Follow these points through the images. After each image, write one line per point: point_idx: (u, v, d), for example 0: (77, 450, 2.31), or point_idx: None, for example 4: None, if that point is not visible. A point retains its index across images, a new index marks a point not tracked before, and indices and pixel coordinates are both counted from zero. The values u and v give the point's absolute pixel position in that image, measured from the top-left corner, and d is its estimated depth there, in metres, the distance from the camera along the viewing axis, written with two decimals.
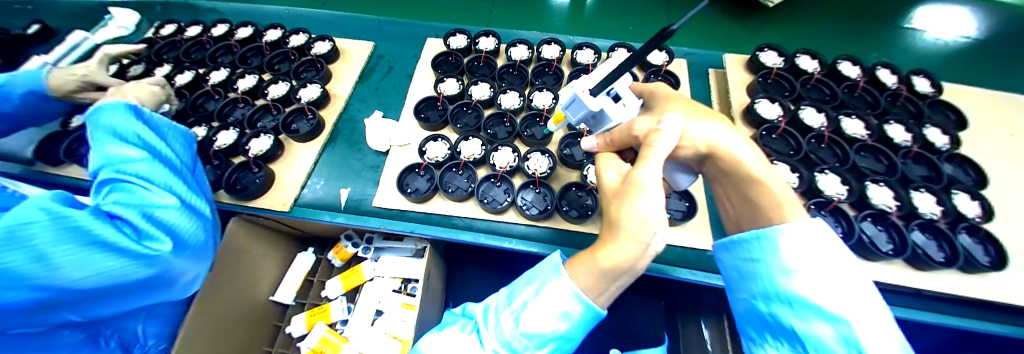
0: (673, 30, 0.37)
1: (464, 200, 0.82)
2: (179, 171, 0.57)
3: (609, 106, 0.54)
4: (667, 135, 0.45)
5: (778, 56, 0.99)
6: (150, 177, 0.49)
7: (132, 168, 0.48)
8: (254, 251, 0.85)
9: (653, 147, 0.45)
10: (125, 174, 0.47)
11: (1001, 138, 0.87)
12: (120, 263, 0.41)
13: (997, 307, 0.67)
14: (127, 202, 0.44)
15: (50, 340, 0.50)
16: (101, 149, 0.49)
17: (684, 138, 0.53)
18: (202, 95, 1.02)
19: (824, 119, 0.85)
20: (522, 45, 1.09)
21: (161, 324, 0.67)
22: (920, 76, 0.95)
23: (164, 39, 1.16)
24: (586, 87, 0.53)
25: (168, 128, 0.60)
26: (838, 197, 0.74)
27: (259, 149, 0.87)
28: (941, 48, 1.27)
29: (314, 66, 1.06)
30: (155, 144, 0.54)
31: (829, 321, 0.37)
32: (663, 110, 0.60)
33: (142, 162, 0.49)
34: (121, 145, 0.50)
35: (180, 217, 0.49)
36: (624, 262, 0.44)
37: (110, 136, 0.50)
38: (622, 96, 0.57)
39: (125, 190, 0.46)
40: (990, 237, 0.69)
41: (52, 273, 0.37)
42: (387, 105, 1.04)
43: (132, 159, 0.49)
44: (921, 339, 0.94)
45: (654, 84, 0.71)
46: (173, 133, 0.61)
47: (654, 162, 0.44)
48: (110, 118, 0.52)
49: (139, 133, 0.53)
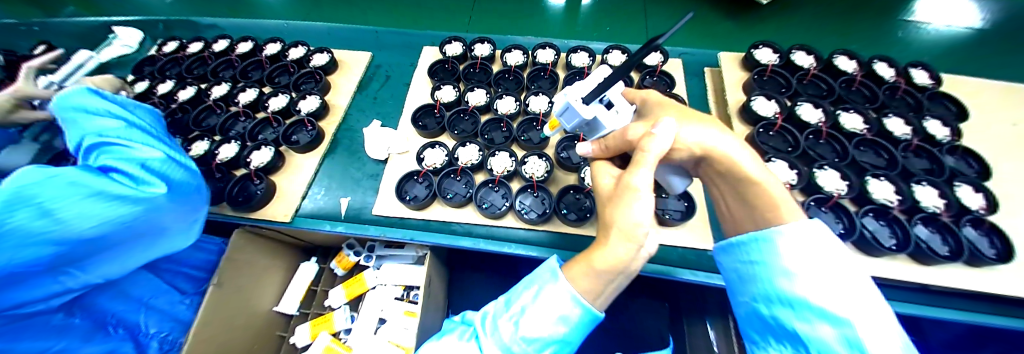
0: (660, 43, 0.38)
1: (462, 205, 0.82)
2: (161, 138, 0.58)
3: (603, 114, 0.53)
4: (661, 140, 0.44)
5: (773, 53, 0.99)
6: (132, 137, 0.50)
7: (112, 132, 0.49)
8: (257, 262, 0.86)
9: (647, 153, 0.44)
10: (109, 138, 0.49)
11: (1006, 128, 0.85)
12: (127, 210, 0.44)
13: (1005, 300, 0.66)
14: (119, 158, 0.46)
15: (63, 325, 0.55)
16: (81, 125, 0.50)
17: (677, 141, 0.52)
18: (204, 109, 1.04)
19: (821, 114, 0.85)
20: (517, 51, 1.10)
21: (162, 317, 0.72)
22: (919, 68, 0.95)
23: (166, 56, 1.20)
24: (580, 95, 0.52)
25: (134, 105, 0.59)
26: (838, 193, 0.73)
27: (260, 161, 0.88)
28: (941, 40, 1.26)
29: (313, 77, 1.08)
30: (126, 116, 0.55)
31: (833, 323, 0.37)
32: (657, 116, 0.59)
33: (121, 128, 0.51)
34: (95, 118, 0.51)
35: (170, 167, 0.51)
36: (618, 265, 0.44)
37: (81, 114, 0.51)
38: (615, 102, 0.57)
39: (113, 150, 0.48)
40: (995, 229, 0.68)
41: (65, 226, 0.39)
42: (385, 114, 1.05)
43: (112, 126, 0.50)
44: (926, 339, 0.93)
45: (646, 90, 0.70)
46: (143, 108, 0.61)
47: (646, 166, 0.44)
48: (74, 98, 0.52)
49: (108, 108, 0.54)
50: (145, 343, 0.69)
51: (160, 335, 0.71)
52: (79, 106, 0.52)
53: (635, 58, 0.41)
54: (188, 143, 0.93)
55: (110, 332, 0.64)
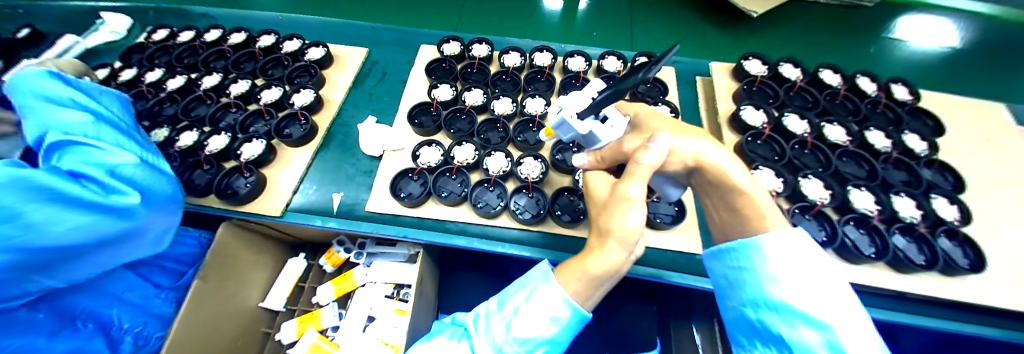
0: (669, 56, 0.36)
1: (457, 204, 0.82)
2: (130, 133, 0.54)
3: (599, 128, 0.53)
4: (656, 151, 0.41)
5: (762, 65, 1.02)
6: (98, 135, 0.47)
7: (79, 129, 0.45)
8: (244, 258, 0.84)
9: (641, 164, 0.42)
10: (76, 135, 0.44)
11: (978, 144, 0.90)
12: (89, 217, 0.42)
13: (976, 308, 0.69)
14: (87, 161, 0.43)
15: (27, 321, 0.52)
16: (40, 114, 0.45)
17: (672, 154, 0.49)
18: (194, 100, 1.02)
19: (807, 125, 0.87)
20: (514, 52, 1.10)
21: (136, 311, 0.70)
22: (900, 84, 0.99)
23: (156, 44, 1.17)
24: (575, 110, 0.52)
25: (98, 91, 0.55)
26: (821, 201, 0.75)
27: (250, 154, 0.87)
28: (919, 58, 1.32)
29: (307, 71, 1.06)
30: (89, 105, 0.50)
31: (817, 328, 0.39)
32: (651, 130, 0.57)
33: (91, 124, 0.47)
34: (62, 109, 0.46)
35: (144, 173, 0.48)
36: (611, 268, 0.47)
37: (36, 101, 0.47)
38: (609, 116, 0.56)
39: (79, 151, 0.44)
40: (968, 240, 0.71)
41: (26, 236, 0.37)
42: (381, 110, 1.05)
43: (77, 120, 0.46)
44: (905, 342, 0.96)
45: (638, 104, 0.68)
46: (110, 95, 0.57)
47: (641, 178, 0.43)
48: (35, 83, 0.48)
49: (71, 95, 0.49)
50: (119, 340, 0.67)
51: (135, 330, 0.70)
52: (43, 94, 0.47)
53: (637, 77, 0.40)
54: (176, 132, 0.91)
55: (79, 327, 0.61)
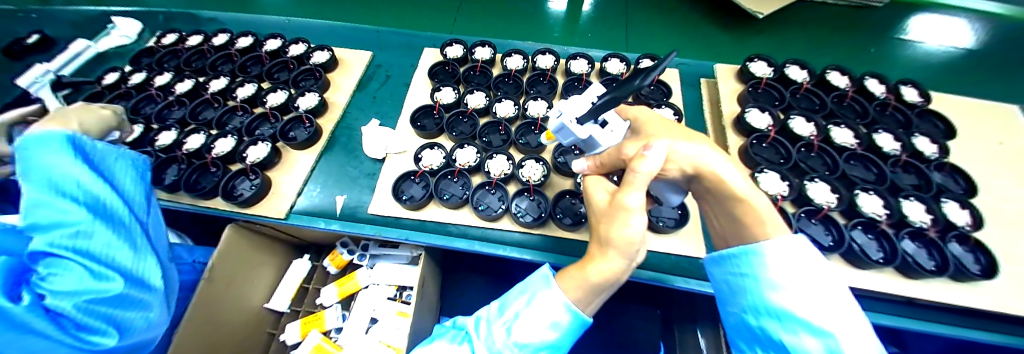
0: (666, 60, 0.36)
1: (459, 207, 0.82)
2: (127, 220, 0.50)
3: (598, 132, 0.54)
4: (653, 159, 0.41)
5: (768, 67, 1.01)
6: (90, 247, 0.44)
7: (67, 239, 0.42)
8: (249, 259, 0.85)
9: (638, 173, 0.41)
10: (60, 249, 0.42)
11: (990, 147, 0.88)
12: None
13: (989, 315, 0.67)
14: (69, 291, 0.40)
15: None
16: (33, 203, 0.43)
17: (670, 160, 0.49)
18: (202, 103, 1.04)
19: (813, 128, 0.86)
20: (517, 55, 1.10)
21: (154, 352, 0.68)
22: (908, 86, 0.97)
23: (165, 48, 1.20)
24: (575, 115, 0.52)
25: (115, 159, 0.54)
26: (828, 205, 0.74)
27: (256, 156, 0.88)
28: (927, 59, 1.30)
29: (312, 74, 1.08)
30: (98, 191, 0.47)
31: (818, 335, 0.38)
32: (649, 133, 0.57)
33: (82, 227, 0.44)
34: (56, 199, 0.44)
35: (125, 301, 0.46)
36: (611, 275, 0.47)
37: (41, 186, 0.44)
38: (609, 121, 0.57)
39: (61, 269, 0.41)
40: (980, 246, 0.69)
41: None
42: (384, 113, 1.06)
43: (67, 222, 0.43)
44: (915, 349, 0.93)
45: (637, 107, 0.67)
46: (126, 162, 0.56)
47: (640, 187, 0.42)
48: (46, 162, 0.45)
49: (80, 178, 0.46)
50: None
51: None
52: (48, 175, 0.45)
53: (638, 83, 0.38)
54: (183, 135, 0.94)
55: None
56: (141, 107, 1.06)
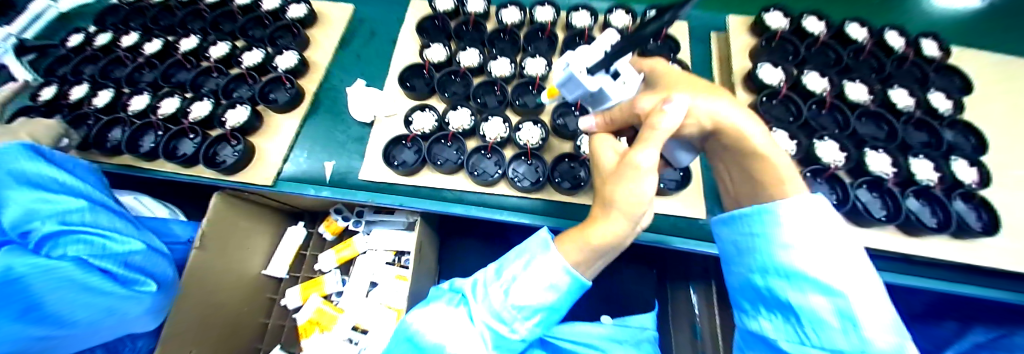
0: (690, 4, 0.26)
1: (454, 172, 0.79)
2: (110, 206, 0.60)
3: (609, 84, 0.49)
4: (672, 114, 0.39)
5: (784, 18, 0.93)
6: (97, 222, 0.53)
7: (76, 217, 0.51)
8: (242, 227, 0.84)
9: (655, 129, 0.39)
10: (73, 225, 0.50)
11: (1007, 104, 0.84)
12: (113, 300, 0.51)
13: (985, 271, 0.67)
14: (99, 252, 0.50)
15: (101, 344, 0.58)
16: (17, 199, 0.50)
17: (688, 115, 0.46)
18: (174, 65, 0.97)
19: (827, 83, 0.81)
20: (513, 7, 1.01)
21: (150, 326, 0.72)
22: (930, 38, 0.90)
23: (128, 5, 1.09)
24: (585, 65, 0.48)
25: (73, 164, 0.62)
26: (835, 165, 0.71)
27: (235, 121, 0.82)
28: (955, 9, 1.20)
29: (290, 31, 0.99)
30: (74, 184, 0.57)
31: (827, 294, 0.36)
32: (667, 85, 0.52)
33: (84, 209, 0.53)
34: (41, 191, 0.52)
35: (150, 259, 0.56)
36: (615, 238, 0.45)
37: (21, 185, 0.52)
38: (621, 72, 0.52)
39: (82, 240, 0.50)
40: (984, 204, 0.68)
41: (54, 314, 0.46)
42: (371, 73, 0.99)
43: (71, 206, 0.52)
44: (914, 310, 0.94)
45: (654, 59, 0.62)
46: (82, 166, 0.65)
47: (656, 144, 0.39)
48: (19, 164, 0.54)
49: (56, 177, 0.55)
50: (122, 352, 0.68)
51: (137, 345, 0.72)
52: (23, 176, 0.53)
53: (647, 32, 0.34)
54: (157, 99, 0.87)
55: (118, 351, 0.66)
56: (110, 71, 0.98)
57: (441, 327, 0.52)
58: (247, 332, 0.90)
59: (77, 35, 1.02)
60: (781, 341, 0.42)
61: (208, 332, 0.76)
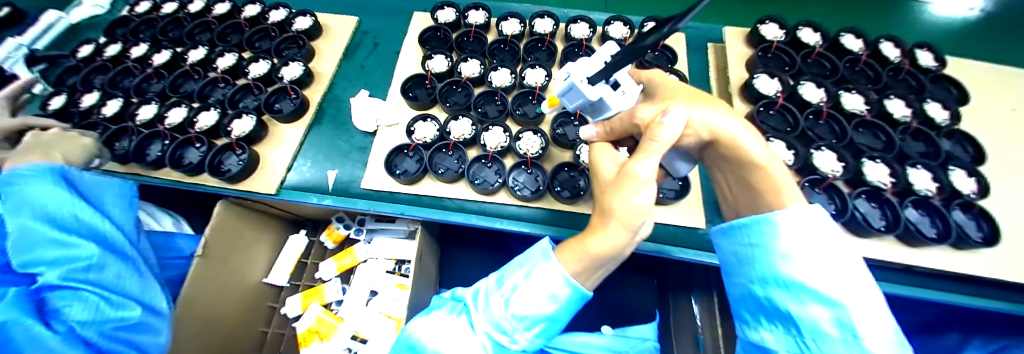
0: (687, 18, 0.27)
1: (455, 181, 0.80)
2: (124, 248, 0.53)
3: (609, 94, 0.50)
4: (672, 125, 0.40)
5: (779, 29, 0.95)
6: (103, 278, 0.46)
7: (84, 270, 0.45)
8: (245, 235, 0.85)
9: (655, 141, 0.40)
10: (78, 281, 0.44)
11: (1004, 115, 0.84)
12: None
13: (987, 282, 0.67)
14: (92, 320, 0.43)
15: None
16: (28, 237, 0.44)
17: (687, 125, 0.47)
18: (181, 75, 0.99)
19: (823, 94, 0.82)
20: (513, 19, 1.03)
21: None
22: (924, 49, 0.92)
23: (139, 17, 1.12)
24: (586, 75, 0.48)
25: (102, 192, 0.57)
26: (833, 174, 0.72)
27: (240, 131, 0.84)
28: (948, 20, 1.22)
29: (295, 42, 1.01)
30: (96, 223, 0.50)
31: (826, 305, 0.37)
32: (664, 97, 0.54)
33: (95, 258, 0.46)
34: (53, 230, 0.46)
35: (145, 327, 0.48)
36: (613, 249, 0.45)
37: (38, 220, 0.46)
38: (621, 82, 0.52)
39: (79, 300, 0.43)
40: (983, 214, 0.68)
41: None
42: (374, 83, 1.01)
43: (81, 253, 0.46)
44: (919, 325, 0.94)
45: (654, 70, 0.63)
46: (113, 186, 0.60)
47: (655, 155, 0.40)
48: (40, 193, 0.48)
49: (78, 213, 0.49)
50: None
51: None
52: (40, 208, 0.47)
53: (647, 43, 0.34)
54: (164, 109, 0.89)
55: None
56: (119, 81, 1.00)
57: (442, 336, 0.53)
58: (247, 341, 0.90)
59: (88, 47, 1.05)
60: (783, 352, 0.41)
61: (209, 341, 0.76)
